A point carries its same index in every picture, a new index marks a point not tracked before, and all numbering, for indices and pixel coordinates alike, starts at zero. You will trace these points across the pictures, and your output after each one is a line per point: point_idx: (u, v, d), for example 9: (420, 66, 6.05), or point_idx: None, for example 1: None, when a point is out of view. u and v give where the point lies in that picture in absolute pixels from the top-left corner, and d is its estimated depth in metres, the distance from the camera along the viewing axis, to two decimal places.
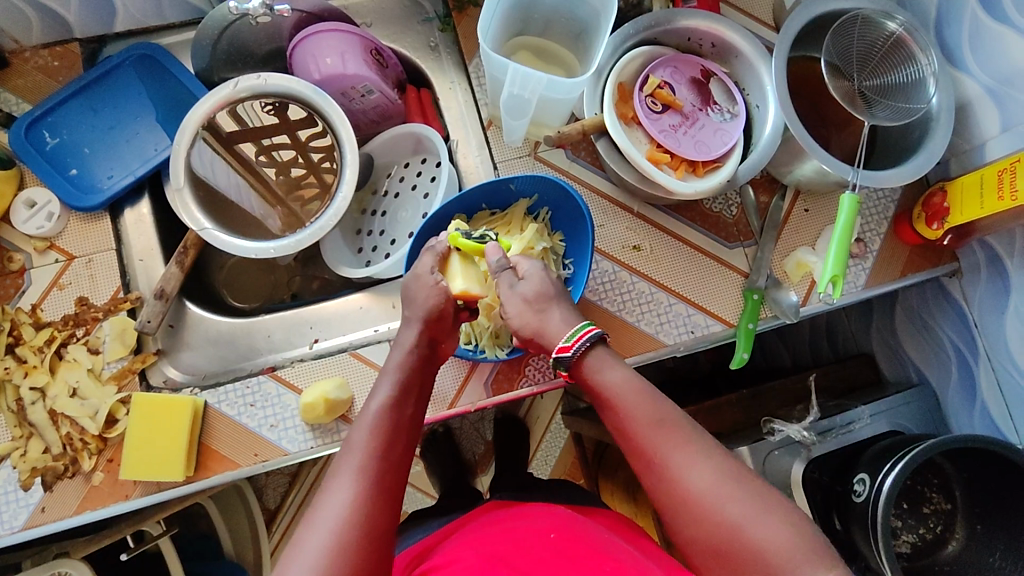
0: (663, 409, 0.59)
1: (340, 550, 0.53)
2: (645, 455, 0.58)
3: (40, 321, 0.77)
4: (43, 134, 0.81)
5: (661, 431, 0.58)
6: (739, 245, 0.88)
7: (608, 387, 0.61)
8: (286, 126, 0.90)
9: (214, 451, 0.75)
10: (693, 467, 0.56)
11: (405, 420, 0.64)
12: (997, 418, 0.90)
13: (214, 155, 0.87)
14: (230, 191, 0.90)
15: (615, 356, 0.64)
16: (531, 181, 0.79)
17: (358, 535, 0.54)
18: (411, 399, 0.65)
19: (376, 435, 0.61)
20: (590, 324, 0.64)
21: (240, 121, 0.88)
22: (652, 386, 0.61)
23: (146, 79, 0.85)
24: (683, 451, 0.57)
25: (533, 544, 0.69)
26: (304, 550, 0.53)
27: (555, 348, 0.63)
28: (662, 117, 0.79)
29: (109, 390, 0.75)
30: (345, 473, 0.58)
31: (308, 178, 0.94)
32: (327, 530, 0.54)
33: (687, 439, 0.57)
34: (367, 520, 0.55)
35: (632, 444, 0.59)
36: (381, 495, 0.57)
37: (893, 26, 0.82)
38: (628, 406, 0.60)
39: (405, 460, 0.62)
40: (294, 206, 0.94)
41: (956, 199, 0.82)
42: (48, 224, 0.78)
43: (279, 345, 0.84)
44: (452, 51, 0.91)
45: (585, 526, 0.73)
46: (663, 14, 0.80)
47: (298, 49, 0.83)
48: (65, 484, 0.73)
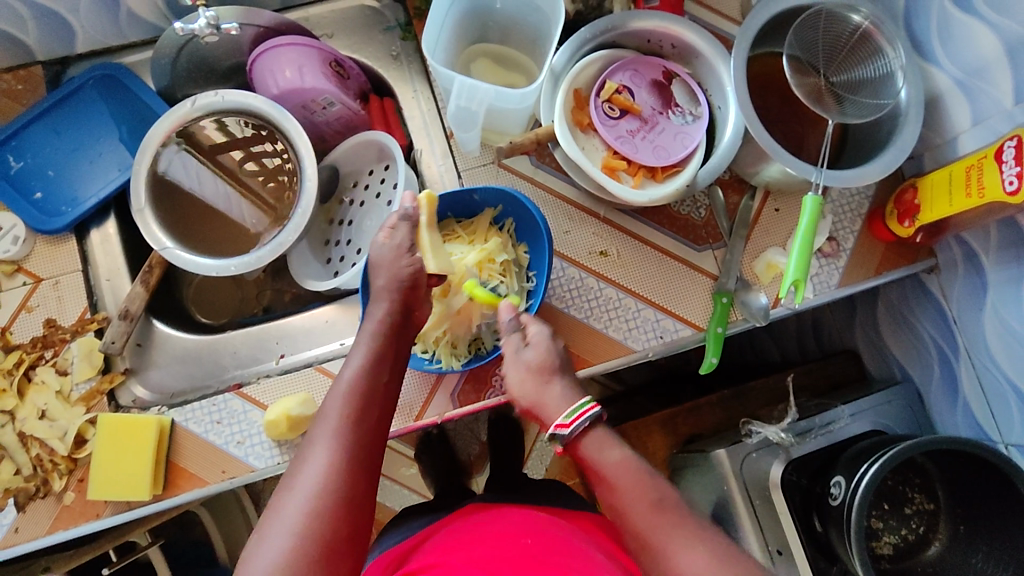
0: (661, 493, 0.60)
1: (316, 514, 0.54)
2: (640, 536, 0.58)
3: (9, 344, 0.78)
4: (8, 158, 0.83)
5: (655, 512, 0.59)
6: (708, 248, 0.86)
7: (607, 467, 0.62)
8: (265, 137, 0.88)
9: (183, 469, 0.75)
10: (686, 549, 0.56)
11: (379, 386, 0.64)
12: (979, 416, 0.88)
13: (200, 166, 0.89)
14: (217, 201, 0.93)
15: (616, 440, 0.64)
16: (494, 192, 0.79)
17: (332, 500, 0.55)
18: (387, 368, 0.66)
19: (350, 405, 0.62)
20: (590, 401, 0.65)
21: (225, 132, 0.87)
22: (650, 468, 0.62)
23: (108, 98, 0.86)
24: (677, 534, 0.57)
25: (498, 551, 0.68)
26: (280, 515, 0.54)
27: (553, 425, 0.64)
28: (620, 123, 0.79)
29: (77, 411, 0.76)
30: (320, 440, 0.59)
31: (292, 183, 0.90)
32: (301, 497, 0.55)
33: (681, 523, 0.58)
34: (340, 485, 0.56)
35: (625, 524, 0.60)
36: (356, 461, 0.58)
37: (858, 19, 0.80)
38: (625, 488, 0.61)
39: (379, 427, 0.62)
40: (281, 212, 0.91)
41: (927, 196, 0.80)
42: (14, 248, 0.79)
43: (244, 360, 0.86)
44: (415, 60, 0.91)
45: (556, 530, 0.73)
46: (617, 16, 0.78)
47: (257, 64, 0.83)
48: (36, 505, 0.73)
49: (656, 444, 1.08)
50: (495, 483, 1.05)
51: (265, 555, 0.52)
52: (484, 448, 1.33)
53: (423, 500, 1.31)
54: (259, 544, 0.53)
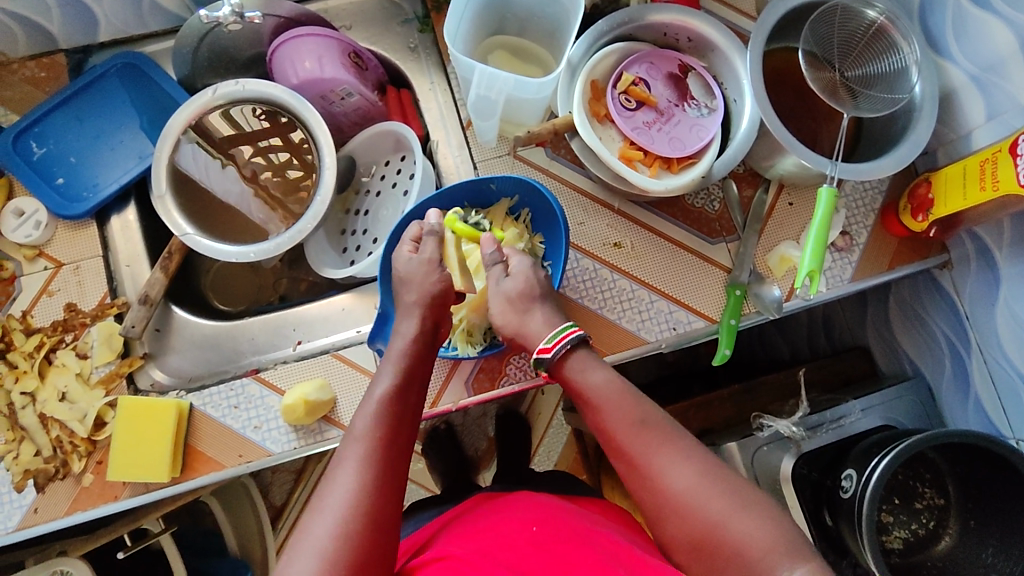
0: (644, 409, 0.64)
1: (347, 534, 0.55)
2: (625, 451, 0.62)
3: (30, 327, 0.79)
4: (31, 144, 0.84)
5: (641, 429, 0.62)
6: (722, 241, 0.87)
7: (591, 388, 0.65)
8: (278, 129, 0.90)
9: (200, 453, 0.76)
10: (671, 462, 0.60)
11: (406, 412, 0.66)
12: (991, 411, 0.88)
13: (210, 159, 0.89)
14: (226, 195, 0.92)
15: (600, 365, 0.67)
16: (510, 181, 0.79)
17: (362, 521, 0.56)
18: (412, 390, 0.67)
19: (379, 425, 0.63)
20: (572, 325, 0.69)
21: (236, 126, 0.89)
22: (633, 387, 0.66)
23: (130, 87, 0.87)
24: (664, 449, 0.61)
25: (516, 536, 0.69)
26: (310, 535, 0.55)
27: (537, 349, 0.68)
28: (636, 114, 0.79)
29: (97, 394, 0.77)
30: (350, 458, 0.60)
31: (305, 178, 0.92)
32: (332, 516, 0.56)
33: (665, 440, 0.62)
34: (371, 503, 0.57)
35: (611, 440, 0.64)
36: (385, 479, 0.59)
37: (873, 13, 0.80)
38: (609, 408, 0.64)
39: (406, 451, 0.63)
40: (294, 208, 0.92)
41: (940, 191, 0.81)
42: (37, 233, 0.80)
43: (262, 346, 0.87)
44: (431, 52, 0.92)
45: (568, 515, 0.73)
46: (635, 9, 0.79)
47: (277, 54, 0.84)
48: (55, 486, 0.74)
49: None
50: (505, 475, 1.06)
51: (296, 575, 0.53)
52: (492, 443, 1.34)
53: (431, 494, 1.31)
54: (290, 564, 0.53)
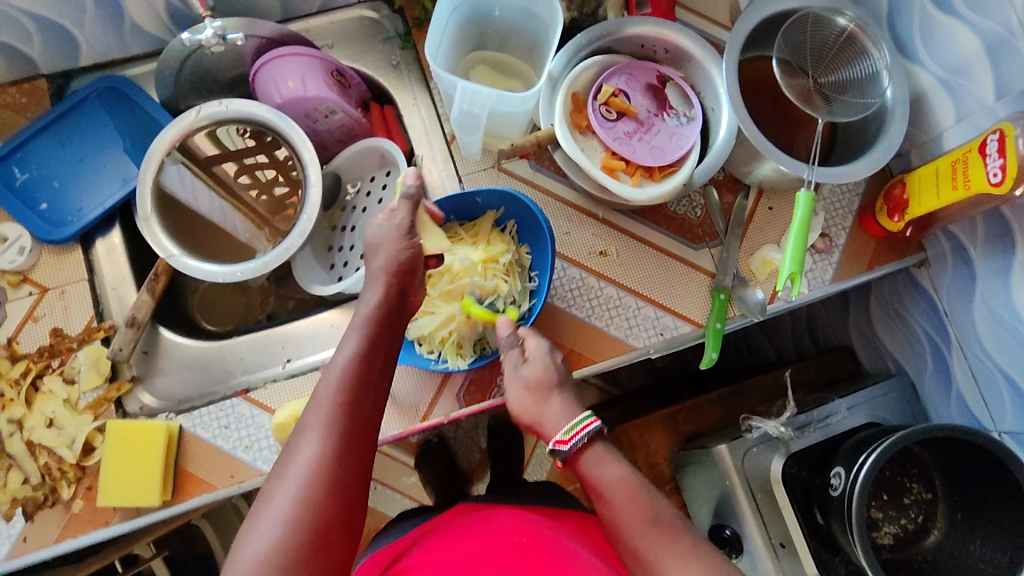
0: (658, 508, 0.60)
1: (309, 503, 0.55)
2: (634, 548, 0.59)
3: (16, 353, 0.78)
4: (13, 170, 0.83)
5: (648, 529, 0.59)
6: (705, 246, 0.88)
7: (605, 483, 0.61)
8: (263, 148, 0.90)
9: (191, 474, 0.76)
10: (677, 557, 0.57)
11: (372, 376, 0.64)
12: (973, 406, 0.90)
13: (196, 179, 0.90)
14: (213, 214, 0.93)
15: (615, 463, 0.62)
16: (495, 194, 0.80)
17: (324, 489, 0.56)
18: (379, 353, 0.66)
19: (343, 391, 0.62)
20: (591, 415, 0.64)
21: (220, 144, 0.89)
22: (648, 484, 0.62)
23: (112, 110, 0.87)
24: (666, 557, 0.57)
25: (501, 547, 0.70)
26: (271, 503, 0.55)
27: (553, 440, 0.63)
28: (617, 125, 0.80)
29: (85, 419, 0.77)
30: (313, 426, 0.59)
31: (291, 196, 0.92)
32: (293, 486, 0.55)
33: (672, 542, 0.58)
34: (333, 474, 0.57)
35: (620, 536, 0.60)
36: (348, 449, 0.59)
37: (843, 22, 0.83)
38: (618, 506, 0.60)
39: (370, 416, 0.63)
40: (280, 226, 0.93)
41: (915, 191, 0.82)
42: (20, 258, 0.80)
43: (251, 365, 0.86)
44: (414, 68, 0.93)
45: (553, 532, 0.73)
46: (613, 23, 0.81)
47: (260, 74, 0.85)
48: (44, 514, 0.74)
49: (657, 443, 1.09)
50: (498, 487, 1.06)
51: (256, 544, 0.53)
52: (484, 455, 1.34)
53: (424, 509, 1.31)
54: (251, 530, 0.53)
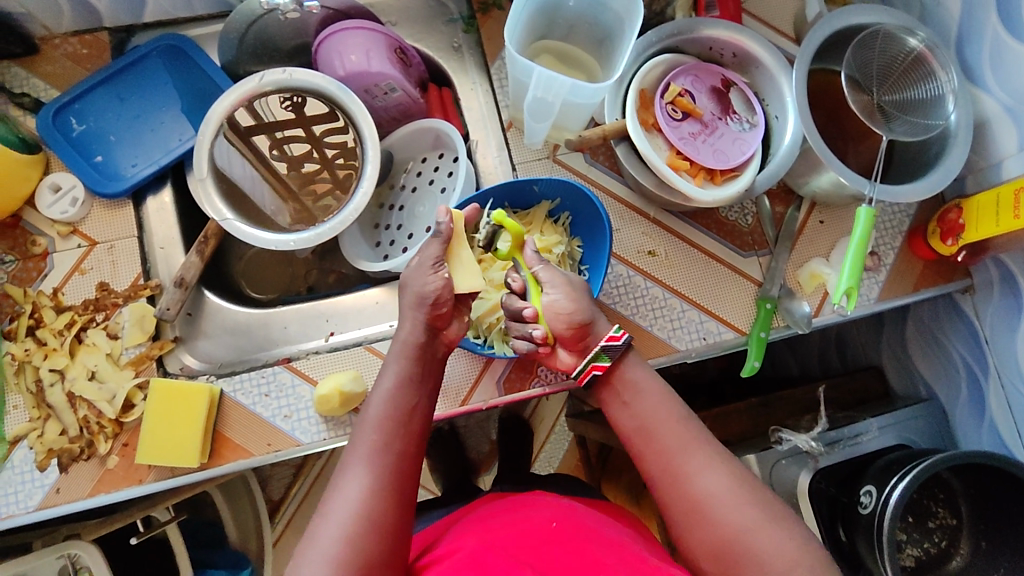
0: (682, 410, 0.65)
1: (352, 539, 0.55)
2: (658, 444, 0.63)
3: (61, 304, 0.78)
4: (70, 120, 0.83)
5: (675, 429, 0.64)
6: (754, 254, 0.88)
7: (637, 380, 0.67)
8: (301, 121, 0.92)
9: (228, 440, 0.76)
10: (709, 472, 0.61)
11: (410, 413, 0.64)
12: (1006, 435, 0.90)
13: (231, 146, 0.88)
14: (244, 182, 0.90)
15: (644, 371, 0.68)
16: (554, 184, 0.80)
17: (367, 526, 0.56)
18: (416, 391, 0.66)
19: (383, 430, 0.62)
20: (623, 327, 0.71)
21: (257, 116, 0.89)
22: (672, 392, 0.68)
23: (172, 69, 0.87)
24: (687, 455, 0.62)
25: (534, 534, 0.65)
26: (317, 541, 0.55)
27: (607, 336, 0.67)
28: (682, 125, 0.80)
29: (126, 375, 0.76)
30: (355, 465, 0.60)
31: (321, 173, 0.94)
32: (337, 522, 0.56)
33: (696, 442, 0.63)
34: (377, 511, 0.57)
35: (648, 431, 0.64)
36: (391, 485, 0.59)
37: (914, 42, 0.82)
38: (648, 410, 0.65)
39: (414, 450, 0.63)
40: (306, 202, 0.94)
41: (971, 216, 0.83)
42: (73, 209, 0.79)
43: (294, 336, 0.86)
44: (475, 52, 0.92)
45: (586, 517, 0.69)
46: (685, 23, 0.81)
47: (324, 46, 0.84)
48: (79, 467, 0.73)
49: None
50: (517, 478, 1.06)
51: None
52: (494, 447, 1.34)
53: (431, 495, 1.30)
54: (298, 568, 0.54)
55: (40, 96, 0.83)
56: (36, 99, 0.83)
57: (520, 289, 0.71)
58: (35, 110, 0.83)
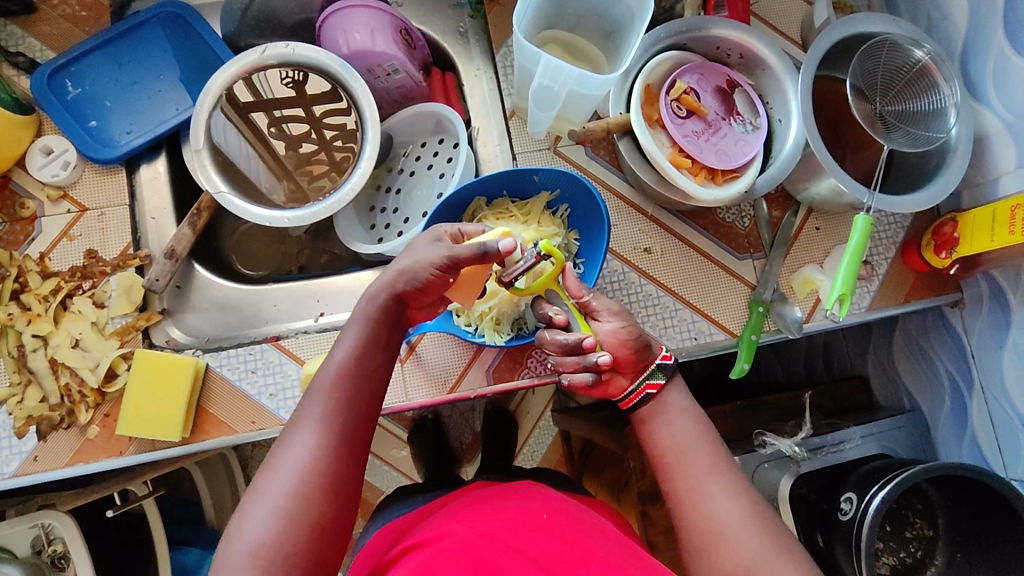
0: (712, 439, 0.66)
1: (303, 497, 0.54)
2: (684, 470, 0.64)
3: (47, 270, 0.76)
4: (66, 83, 0.81)
5: (707, 455, 0.65)
6: (748, 257, 0.88)
7: (674, 404, 0.69)
8: (301, 100, 0.91)
9: (212, 415, 0.75)
10: (730, 500, 0.61)
11: (371, 373, 0.63)
12: (986, 450, 0.91)
13: (229, 123, 0.86)
14: (240, 159, 0.88)
15: (685, 399, 0.70)
16: (555, 174, 0.78)
17: (318, 484, 0.55)
18: (378, 351, 0.64)
19: (339, 389, 0.60)
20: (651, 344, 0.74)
21: (255, 92, 0.88)
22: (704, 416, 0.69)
23: (172, 37, 0.85)
24: (712, 482, 0.63)
25: (525, 520, 0.64)
26: (264, 495, 0.55)
27: (663, 354, 0.70)
28: (686, 123, 0.80)
29: (111, 345, 0.75)
30: (307, 422, 0.58)
31: (319, 154, 0.94)
32: (287, 478, 0.55)
33: (721, 471, 0.63)
34: (327, 470, 0.56)
35: (677, 455, 0.65)
36: (343, 446, 0.58)
37: (920, 54, 0.83)
38: (685, 433, 0.66)
39: (370, 411, 0.62)
40: (302, 182, 0.93)
41: (967, 230, 0.84)
42: (64, 173, 0.78)
43: (284, 315, 0.85)
44: (481, 39, 0.92)
45: (573, 508, 0.69)
46: (695, 20, 0.80)
47: (328, 22, 0.83)
48: (58, 436, 0.72)
49: None
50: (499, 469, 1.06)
51: (250, 533, 0.53)
52: (477, 438, 1.33)
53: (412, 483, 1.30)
54: (243, 520, 0.53)
55: (35, 56, 0.82)
56: (31, 59, 0.81)
57: (565, 322, 0.70)
58: (29, 70, 0.81)
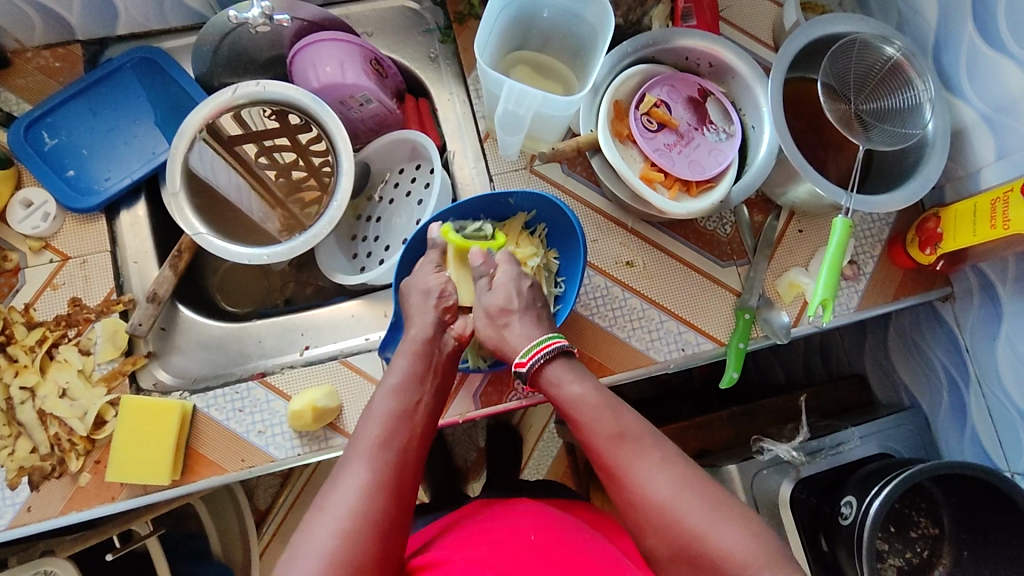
0: (622, 421, 0.62)
1: (349, 537, 0.54)
2: (604, 463, 0.61)
3: (32, 320, 0.77)
4: (43, 134, 0.82)
5: (619, 437, 0.61)
6: (732, 264, 0.88)
7: (570, 399, 0.64)
8: (286, 130, 0.89)
9: (201, 456, 0.75)
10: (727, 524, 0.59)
11: (414, 413, 0.64)
12: (987, 444, 0.90)
13: (214, 157, 0.88)
14: (230, 191, 0.92)
15: (583, 382, 0.65)
16: (529, 197, 0.79)
17: (367, 522, 0.55)
18: (421, 392, 0.66)
19: (386, 427, 0.62)
20: (554, 335, 0.68)
21: (242, 125, 0.88)
22: (611, 395, 0.64)
23: (146, 81, 0.86)
24: (641, 458, 0.60)
25: (513, 545, 0.63)
26: (312, 535, 0.54)
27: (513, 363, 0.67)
28: (657, 136, 0.80)
29: (98, 392, 0.76)
30: (355, 460, 0.59)
31: (308, 180, 0.94)
32: (336, 517, 0.55)
33: (639, 450, 0.60)
34: (376, 509, 0.56)
35: (592, 453, 0.62)
36: (392, 484, 0.58)
37: (891, 50, 0.82)
38: (586, 418, 0.62)
39: (416, 452, 0.63)
40: (294, 209, 0.94)
41: (949, 225, 0.83)
42: (45, 224, 0.78)
43: (269, 351, 0.85)
44: (452, 63, 0.92)
45: (569, 527, 0.68)
46: (660, 32, 0.80)
47: (298, 57, 0.83)
48: (51, 485, 0.73)
49: None
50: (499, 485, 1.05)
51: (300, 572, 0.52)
52: (482, 455, 1.32)
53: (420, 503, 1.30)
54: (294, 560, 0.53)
55: (11, 109, 0.83)
56: (7, 113, 0.82)
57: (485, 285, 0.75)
58: (7, 124, 0.82)
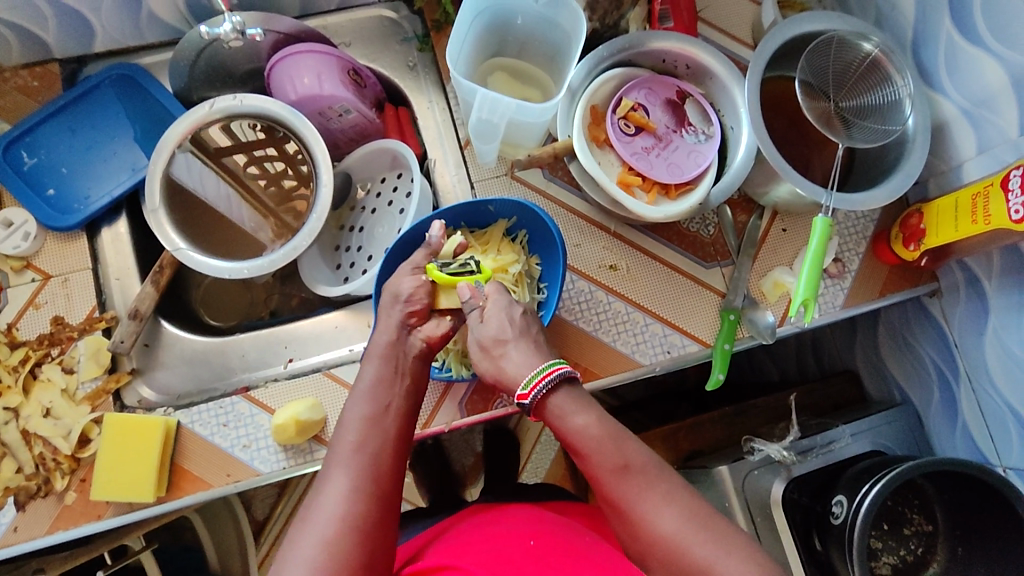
0: (627, 453, 0.60)
1: (332, 546, 0.54)
2: (611, 498, 0.60)
3: (15, 340, 0.77)
4: (21, 154, 0.82)
5: (625, 472, 0.60)
6: (716, 265, 0.87)
7: (573, 432, 0.62)
8: (273, 141, 0.89)
9: (187, 472, 0.75)
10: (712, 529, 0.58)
11: (392, 416, 0.64)
12: (978, 439, 0.89)
13: (202, 167, 0.89)
14: (218, 202, 0.93)
15: (588, 412, 0.63)
16: (509, 204, 0.79)
17: (350, 530, 0.55)
18: (397, 393, 0.66)
19: (363, 433, 0.62)
20: (558, 361, 0.65)
21: (231, 137, 0.88)
22: (615, 422, 0.63)
23: (124, 98, 0.86)
24: (645, 492, 0.59)
25: (511, 554, 0.63)
26: (295, 547, 0.54)
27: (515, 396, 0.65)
28: (635, 140, 0.80)
29: (82, 410, 0.76)
30: (335, 469, 0.59)
31: (298, 189, 0.93)
32: (319, 527, 0.55)
33: (645, 484, 0.59)
34: (358, 517, 0.56)
35: (597, 486, 0.61)
36: (373, 489, 0.58)
37: (869, 47, 0.82)
38: (590, 450, 0.61)
39: (397, 454, 0.62)
40: (286, 218, 0.93)
41: (932, 221, 0.82)
42: (25, 244, 0.79)
43: (253, 363, 0.86)
44: (431, 71, 0.92)
45: (565, 530, 0.68)
46: (636, 35, 0.80)
47: (275, 70, 0.83)
48: (37, 505, 0.72)
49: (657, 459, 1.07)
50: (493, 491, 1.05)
51: None
52: (478, 460, 1.32)
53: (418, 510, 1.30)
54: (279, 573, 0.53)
55: None
56: None
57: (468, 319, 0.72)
58: None
